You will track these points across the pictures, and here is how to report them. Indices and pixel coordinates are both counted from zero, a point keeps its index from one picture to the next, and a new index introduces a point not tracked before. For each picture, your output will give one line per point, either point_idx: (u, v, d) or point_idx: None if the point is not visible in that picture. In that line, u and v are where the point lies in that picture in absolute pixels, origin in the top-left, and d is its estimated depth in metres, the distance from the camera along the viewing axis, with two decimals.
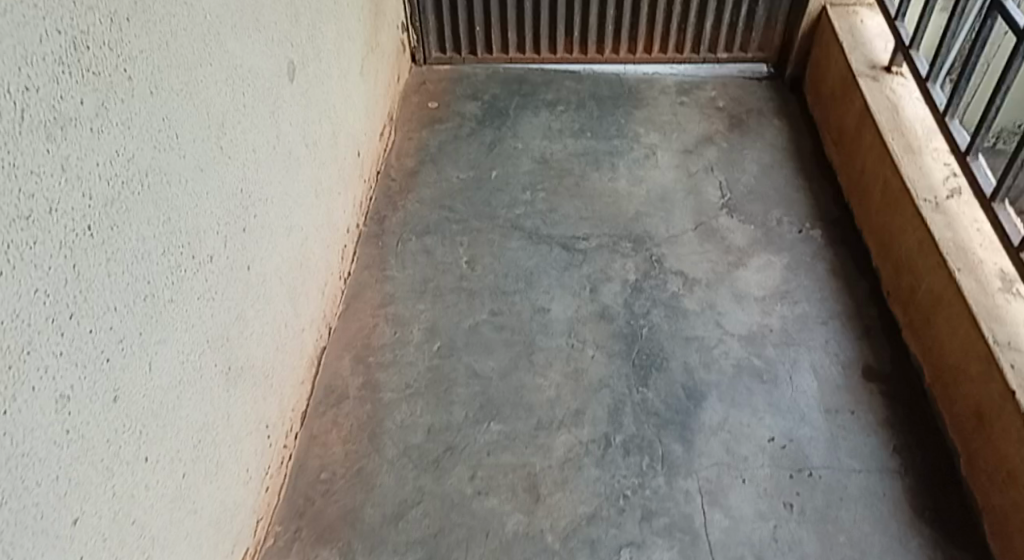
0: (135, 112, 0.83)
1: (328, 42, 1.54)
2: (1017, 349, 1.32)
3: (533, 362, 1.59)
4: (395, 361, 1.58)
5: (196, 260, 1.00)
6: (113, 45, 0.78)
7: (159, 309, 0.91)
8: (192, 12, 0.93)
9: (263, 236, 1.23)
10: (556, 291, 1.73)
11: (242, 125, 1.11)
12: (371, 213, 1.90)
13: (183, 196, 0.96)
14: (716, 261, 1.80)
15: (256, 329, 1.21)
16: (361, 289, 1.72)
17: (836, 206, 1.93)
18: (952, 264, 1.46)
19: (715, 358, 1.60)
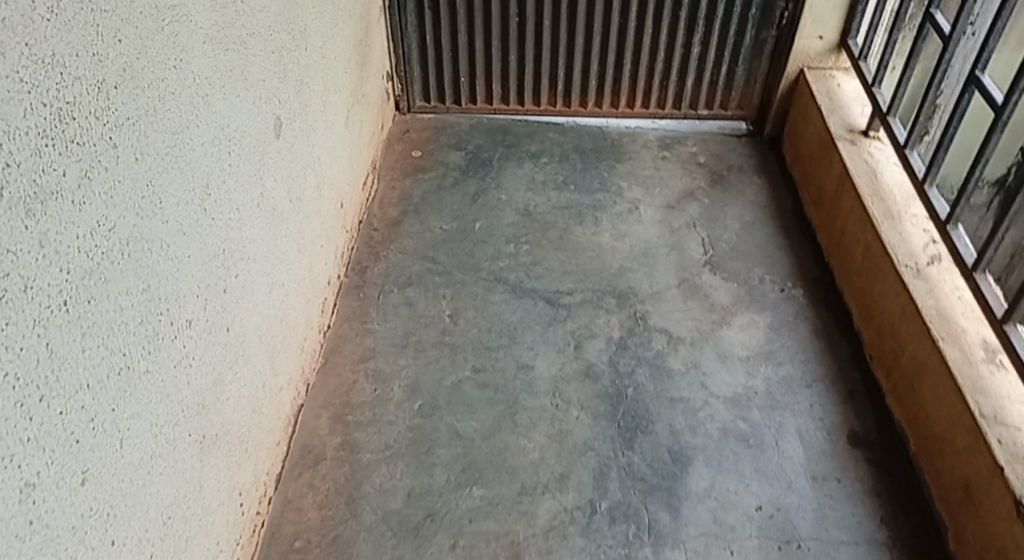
0: (119, 180, 0.81)
1: (314, 96, 1.52)
2: (1004, 423, 1.31)
3: (516, 423, 1.55)
4: (374, 420, 1.53)
5: (175, 327, 0.97)
6: (100, 113, 0.77)
7: (135, 381, 0.87)
8: (182, 75, 0.93)
9: (242, 296, 1.20)
10: (539, 348, 1.70)
11: (226, 185, 1.09)
12: (351, 263, 1.86)
13: (164, 262, 0.93)
14: (700, 319, 1.79)
15: (233, 394, 1.17)
16: (340, 343, 1.68)
17: (818, 265, 1.93)
18: (936, 333, 1.46)
19: (701, 421, 1.58)
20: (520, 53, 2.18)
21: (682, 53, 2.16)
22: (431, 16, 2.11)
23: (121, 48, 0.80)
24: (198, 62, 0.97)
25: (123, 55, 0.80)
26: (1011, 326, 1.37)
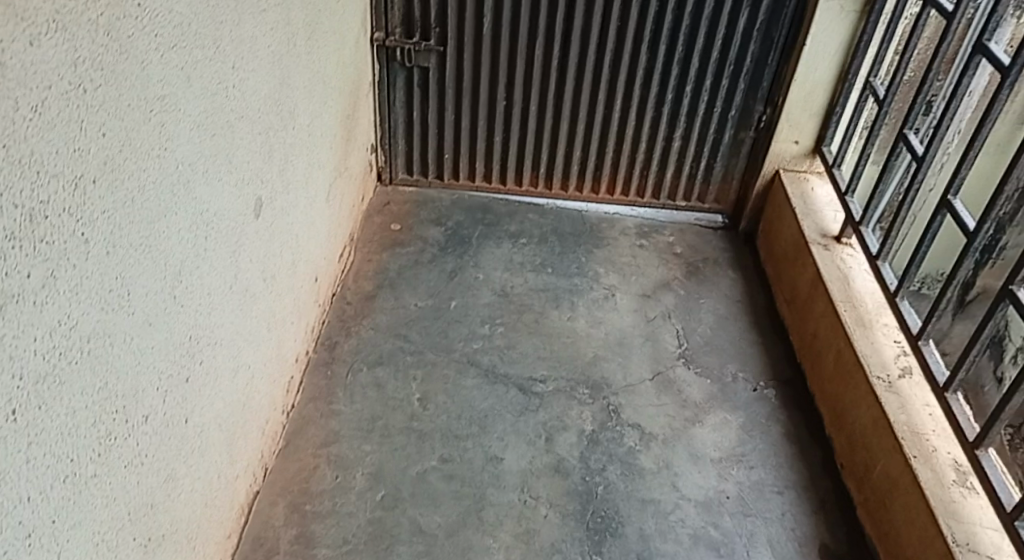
0: (86, 277, 0.79)
1: (297, 174, 1.52)
2: (976, 551, 1.29)
3: (482, 520, 1.49)
4: (333, 511, 1.46)
5: (129, 425, 0.93)
6: (74, 211, 0.76)
7: (80, 487, 0.82)
8: (164, 164, 0.94)
9: (204, 383, 1.14)
10: (509, 438, 1.65)
11: (198, 269, 1.08)
12: (321, 338, 1.81)
13: (125, 354, 0.90)
14: (673, 415, 1.76)
15: (185, 488, 1.10)
16: (303, 425, 1.61)
17: (790, 366, 1.92)
18: (908, 450, 1.44)
19: (672, 526, 1.53)
20: (504, 135, 2.20)
21: (663, 146, 2.20)
22: (419, 93, 2.14)
23: (103, 142, 0.80)
24: (182, 150, 0.99)
25: (104, 149, 0.80)
26: (983, 451, 1.35)
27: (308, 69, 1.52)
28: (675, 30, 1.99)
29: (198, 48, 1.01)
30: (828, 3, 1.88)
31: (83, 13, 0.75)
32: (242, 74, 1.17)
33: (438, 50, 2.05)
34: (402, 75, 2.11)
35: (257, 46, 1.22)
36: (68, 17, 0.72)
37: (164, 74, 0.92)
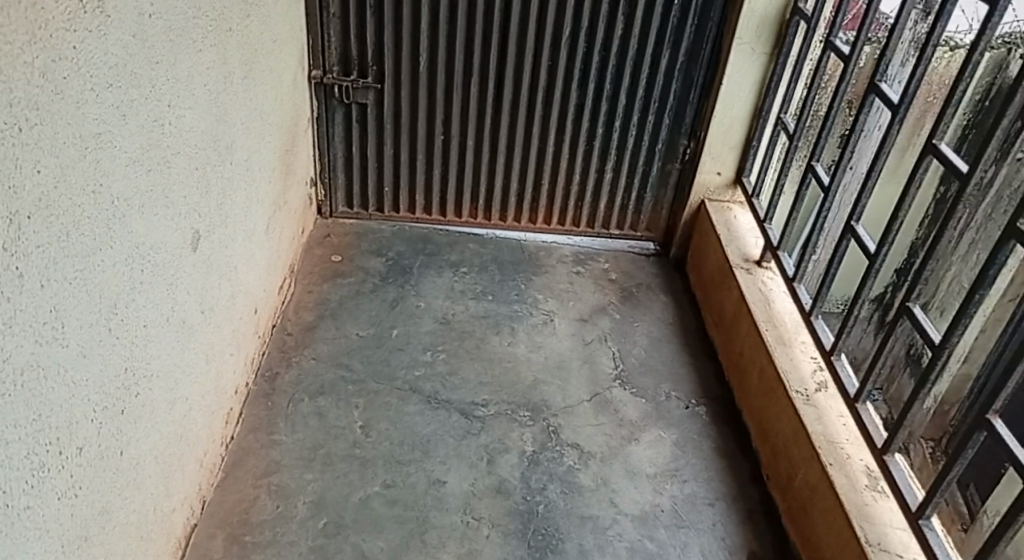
0: (21, 309, 0.82)
1: (235, 208, 1.55)
2: (887, 550, 1.37)
3: (425, 543, 1.52)
4: (274, 541, 1.47)
5: (64, 456, 0.94)
6: (10, 244, 0.79)
7: (12, 518, 0.84)
8: (100, 198, 0.97)
9: (140, 415, 1.16)
10: (452, 462, 1.68)
11: (134, 302, 1.10)
12: (262, 369, 1.82)
13: (60, 385, 0.92)
14: (610, 434, 1.81)
15: (121, 521, 1.12)
16: (244, 456, 1.62)
17: (719, 384, 1.99)
18: (824, 458, 1.53)
19: (610, 541, 1.58)
20: (443, 169, 2.26)
21: (595, 179, 2.28)
22: (358, 129, 2.19)
23: (38, 178, 0.83)
24: (118, 186, 1.02)
25: (39, 185, 0.83)
26: (890, 456, 1.46)
27: (245, 107, 1.55)
28: (603, 68, 2.09)
29: (133, 87, 1.04)
30: (742, 45, 2.00)
31: (20, 56, 0.78)
32: (178, 112, 1.20)
33: (376, 87, 2.11)
34: (341, 111, 2.16)
35: (193, 84, 1.26)
36: (5, 60, 0.76)
37: (99, 113, 0.95)
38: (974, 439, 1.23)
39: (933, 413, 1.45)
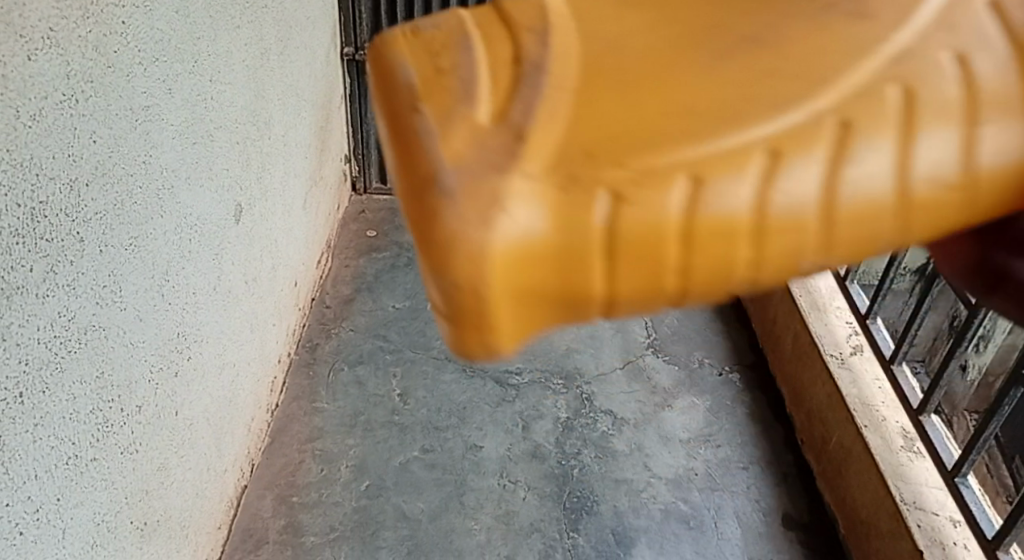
0: (81, 272, 0.87)
1: (275, 182, 1.59)
2: (923, 509, 1.41)
3: (464, 504, 1.56)
4: (319, 502, 1.54)
5: (124, 413, 1.00)
6: (70, 211, 0.83)
7: (80, 470, 0.90)
8: (149, 170, 1.02)
9: (192, 378, 1.21)
10: (488, 427, 1.72)
11: (184, 270, 1.16)
12: (303, 341, 1.88)
13: (119, 346, 0.97)
14: (643, 401, 1.83)
15: (177, 477, 1.18)
16: (288, 423, 1.69)
17: (752, 351, 2.01)
18: (859, 421, 1.55)
19: (644, 502, 1.61)
20: None
21: None
22: None
23: (94, 148, 0.87)
24: (166, 157, 1.07)
25: (95, 155, 0.88)
26: (927, 417, 1.54)
27: (281, 82, 1.59)
28: None
29: (178, 63, 1.09)
30: None
31: (74, 30, 0.82)
32: (219, 87, 1.24)
33: None
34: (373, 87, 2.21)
35: (233, 60, 1.30)
36: (62, 33, 0.80)
37: (147, 87, 0.99)
38: (1012, 395, 1.29)
39: (973, 385, 1.64)
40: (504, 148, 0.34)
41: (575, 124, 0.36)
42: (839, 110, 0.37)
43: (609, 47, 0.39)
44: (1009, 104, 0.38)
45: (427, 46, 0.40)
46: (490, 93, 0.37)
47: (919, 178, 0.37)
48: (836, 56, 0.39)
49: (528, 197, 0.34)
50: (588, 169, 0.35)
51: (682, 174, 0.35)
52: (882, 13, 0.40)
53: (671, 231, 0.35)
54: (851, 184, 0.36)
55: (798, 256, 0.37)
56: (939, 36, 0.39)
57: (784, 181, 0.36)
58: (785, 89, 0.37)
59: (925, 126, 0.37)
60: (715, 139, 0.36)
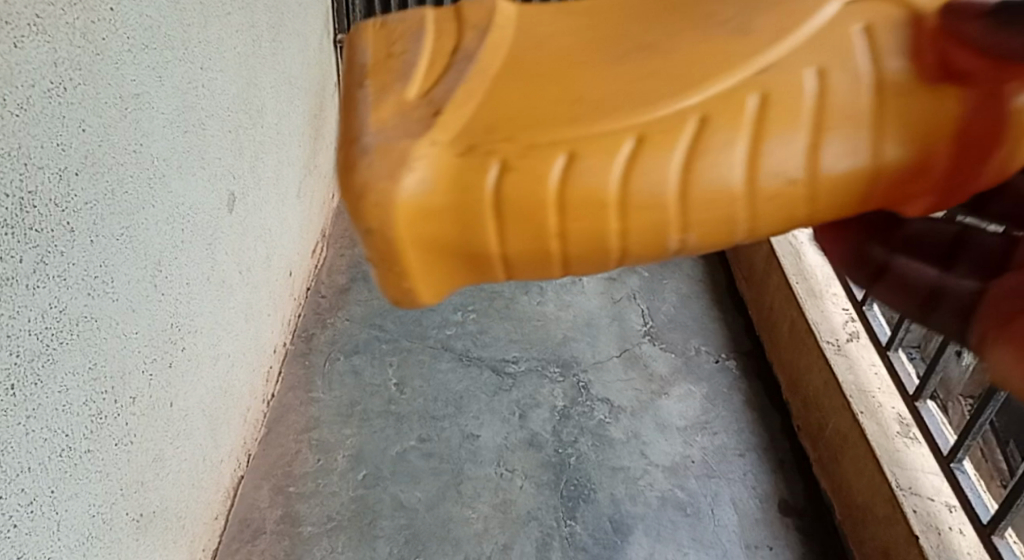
0: (72, 263, 0.86)
1: (268, 171, 1.58)
2: (918, 494, 1.41)
3: (461, 493, 1.56)
4: (316, 491, 1.54)
5: (118, 404, 0.99)
6: (60, 202, 0.82)
7: (75, 462, 0.90)
8: (140, 159, 1.01)
9: (187, 369, 1.21)
10: (484, 416, 1.71)
11: (176, 260, 1.15)
12: (298, 331, 1.87)
13: (112, 337, 0.96)
14: (640, 389, 1.82)
15: (173, 468, 1.18)
16: (285, 412, 1.68)
17: (749, 338, 2.01)
18: (855, 407, 1.55)
19: (641, 490, 1.61)
20: None
21: None
22: None
23: (83, 137, 0.86)
24: (157, 147, 1.05)
25: (84, 144, 0.87)
26: (923, 403, 1.53)
27: (274, 70, 1.58)
28: None
29: (168, 50, 1.07)
30: None
31: (61, 17, 0.81)
32: (210, 75, 1.23)
33: None
34: None
35: (223, 47, 1.28)
36: (48, 21, 0.78)
37: (137, 75, 0.98)
38: None
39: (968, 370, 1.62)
40: (425, 126, 0.48)
41: (482, 112, 0.49)
42: (701, 109, 0.48)
43: (519, 52, 0.53)
44: (853, 118, 0.48)
45: (385, 40, 0.55)
46: (423, 80, 0.52)
47: (767, 172, 0.48)
48: (719, 58, 0.49)
49: (420, 157, 0.47)
50: (488, 146, 0.47)
51: (560, 153, 0.47)
52: (764, 30, 0.50)
53: (548, 201, 0.47)
54: (704, 168, 0.47)
55: (658, 228, 0.49)
56: (807, 56, 0.49)
57: (643, 167, 0.47)
58: (663, 87, 0.48)
59: (775, 127, 0.47)
60: (590, 127, 0.47)
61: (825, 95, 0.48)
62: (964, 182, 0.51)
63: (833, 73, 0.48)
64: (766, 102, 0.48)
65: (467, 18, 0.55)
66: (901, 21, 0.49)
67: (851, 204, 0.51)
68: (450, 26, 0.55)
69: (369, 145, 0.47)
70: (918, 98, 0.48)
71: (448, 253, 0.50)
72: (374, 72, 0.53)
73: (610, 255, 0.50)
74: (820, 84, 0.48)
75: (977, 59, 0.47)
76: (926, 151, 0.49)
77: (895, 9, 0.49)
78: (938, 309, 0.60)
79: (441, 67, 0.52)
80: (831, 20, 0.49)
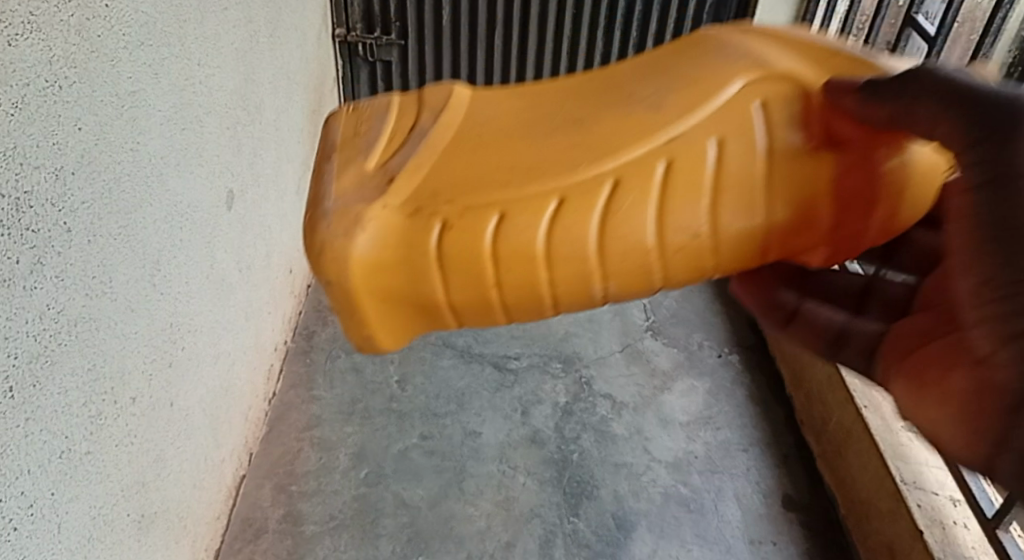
0: (70, 263, 0.85)
1: (267, 168, 1.57)
2: (923, 488, 1.41)
3: (464, 490, 1.56)
4: (318, 490, 1.53)
5: (118, 405, 0.98)
6: (56, 201, 0.82)
7: (75, 463, 0.89)
8: (138, 157, 0.99)
9: (187, 369, 1.20)
10: (487, 413, 1.71)
11: (175, 259, 1.14)
12: (299, 328, 1.87)
13: (111, 338, 0.96)
14: (642, 384, 1.82)
15: (174, 468, 1.17)
16: (286, 411, 1.68)
17: (751, 332, 2.00)
18: (858, 401, 1.56)
19: (644, 486, 1.60)
20: None
21: None
22: (383, 86, 2.19)
23: (79, 136, 0.85)
24: (154, 145, 1.04)
25: (81, 142, 0.86)
26: None
27: (271, 66, 1.57)
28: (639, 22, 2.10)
29: (164, 46, 1.06)
30: None
31: (56, 15, 0.80)
32: (207, 71, 1.22)
33: (400, 44, 2.11)
34: (365, 69, 2.17)
35: (220, 43, 1.27)
36: (43, 19, 0.77)
37: (133, 73, 0.97)
38: None
39: None
40: (378, 193, 0.64)
41: (432, 180, 0.64)
42: (615, 173, 0.61)
43: (466, 130, 0.68)
44: (746, 182, 0.61)
45: (356, 127, 0.71)
46: (382, 154, 0.67)
47: (669, 225, 0.60)
48: (635, 130, 0.62)
49: (372, 216, 0.63)
50: (433, 209, 0.62)
51: (493, 213, 0.61)
52: (669, 107, 0.62)
53: (485, 253, 0.62)
54: (616, 222, 0.60)
55: (580, 275, 0.62)
56: (706, 128, 0.61)
57: (556, 223, 0.61)
58: (585, 155, 0.62)
59: (678, 190, 0.60)
60: (520, 191, 0.61)
61: (721, 163, 0.61)
62: (854, 238, 0.64)
63: (729, 140, 0.61)
64: (672, 164, 0.60)
65: (428, 102, 0.70)
66: (793, 104, 0.62)
67: (747, 255, 0.63)
68: (412, 109, 0.71)
69: (331, 211, 0.64)
70: (804, 165, 0.61)
71: (404, 296, 0.65)
72: (344, 148, 0.69)
73: (540, 298, 0.64)
74: (719, 152, 0.61)
75: (862, 129, 0.60)
76: (812, 208, 0.62)
77: (789, 90, 0.63)
78: (847, 348, 0.67)
79: (398, 143, 0.68)
80: (732, 98, 0.62)
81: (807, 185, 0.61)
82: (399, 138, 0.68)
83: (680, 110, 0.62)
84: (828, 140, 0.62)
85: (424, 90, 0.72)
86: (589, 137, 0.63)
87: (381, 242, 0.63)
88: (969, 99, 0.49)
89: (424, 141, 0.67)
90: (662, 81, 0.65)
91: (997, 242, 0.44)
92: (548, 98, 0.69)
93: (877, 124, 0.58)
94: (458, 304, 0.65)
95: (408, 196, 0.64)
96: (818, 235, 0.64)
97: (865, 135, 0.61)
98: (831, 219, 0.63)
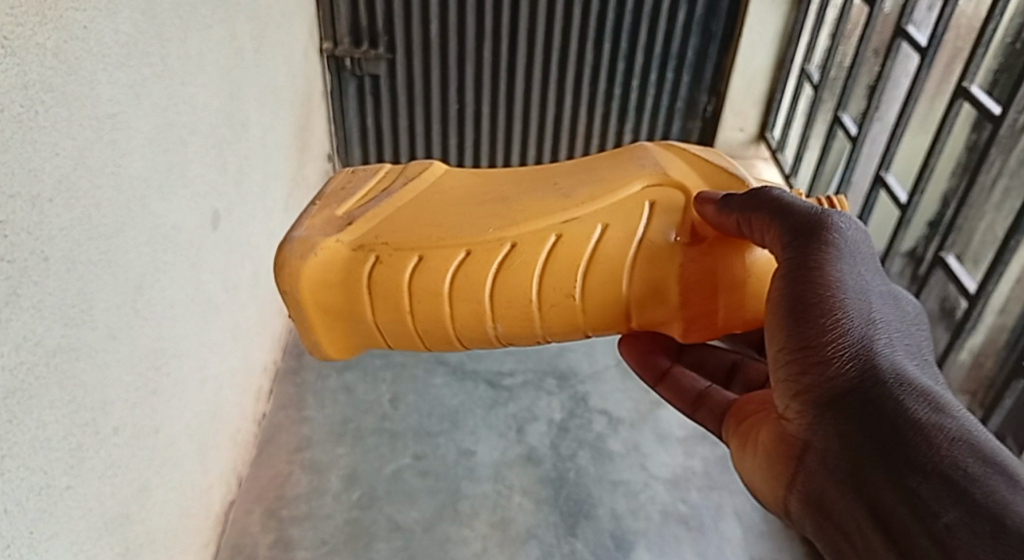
0: (48, 293, 0.82)
1: (253, 187, 1.54)
2: None
3: (458, 512, 1.53)
4: (310, 514, 1.50)
5: (100, 436, 0.95)
6: (33, 229, 0.79)
7: (53, 499, 0.86)
8: (118, 181, 0.97)
9: (173, 394, 1.17)
10: (481, 433, 1.68)
11: (159, 283, 1.11)
12: (289, 348, 1.83)
13: (91, 367, 0.92)
14: (638, 399, 1.79)
15: (159, 498, 1.14)
16: (276, 432, 1.65)
17: None
18: None
19: (643, 504, 1.57)
20: (459, 137, 2.25)
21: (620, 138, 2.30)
22: (372, 101, 2.17)
23: (57, 161, 0.83)
24: (135, 167, 1.02)
25: (58, 168, 0.83)
26: None
27: (258, 83, 1.55)
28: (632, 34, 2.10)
29: (145, 66, 1.04)
30: None
31: (31, 38, 0.77)
32: (190, 90, 1.19)
33: (387, 58, 2.08)
34: (353, 84, 2.14)
35: (204, 61, 1.24)
36: (17, 43, 0.74)
37: (112, 95, 0.94)
38: None
39: None
40: (338, 230, 0.91)
41: (379, 228, 0.91)
42: (512, 241, 0.87)
43: (423, 196, 0.95)
44: (613, 258, 0.85)
45: (347, 179, 0.99)
46: (355, 203, 0.95)
47: (530, 283, 0.86)
48: (538, 212, 0.88)
49: (326, 241, 0.90)
50: (371, 248, 0.89)
51: (415, 258, 0.88)
52: (573, 197, 0.89)
53: (403, 286, 0.89)
54: (503, 278, 0.86)
55: (469, 312, 0.88)
56: (593, 217, 0.87)
57: (453, 271, 0.87)
58: (495, 225, 0.88)
59: (556, 259, 0.86)
60: (437, 247, 0.88)
61: (602, 242, 0.85)
62: (706, 317, 0.85)
63: (612, 228, 0.86)
64: (557, 241, 0.86)
65: (408, 170, 0.98)
66: (672, 208, 0.86)
67: (595, 311, 0.87)
68: (395, 173, 0.99)
69: (296, 239, 0.91)
70: (658, 249, 0.85)
71: (342, 310, 0.93)
72: (327, 198, 0.97)
73: (441, 326, 0.90)
74: (601, 235, 0.86)
75: (716, 233, 0.84)
76: (663, 285, 0.85)
77: (676, 199, 0.87)
78: (703, 408, 0.92)
79: (371, 196, 0.95)
80: (627, 196, 0.87)
81: (660, 271, 0.85)
82: (374, 193, 0.96)
83: (578, 203, 0.88)
84: (692, 237, 0.85)
85: (407, 165, 1.00)
86: (495, 213, 0.90)
87: (326, 264, 0.90)
88: (802, 233, 0.73)
89: (387, 198, 0.94)
90: (576, 183, 0.91)
91: (795, 319, 0.69)
92: (488, 182, 0.97)
93: (727, 231, 0.82)
94: (383, 324, 0.92)
95: (361, 234, 0.91)
96: (671, 311, 0.86)
97: (718, 237, 0.85)
98: (682, 300, 0.85)
